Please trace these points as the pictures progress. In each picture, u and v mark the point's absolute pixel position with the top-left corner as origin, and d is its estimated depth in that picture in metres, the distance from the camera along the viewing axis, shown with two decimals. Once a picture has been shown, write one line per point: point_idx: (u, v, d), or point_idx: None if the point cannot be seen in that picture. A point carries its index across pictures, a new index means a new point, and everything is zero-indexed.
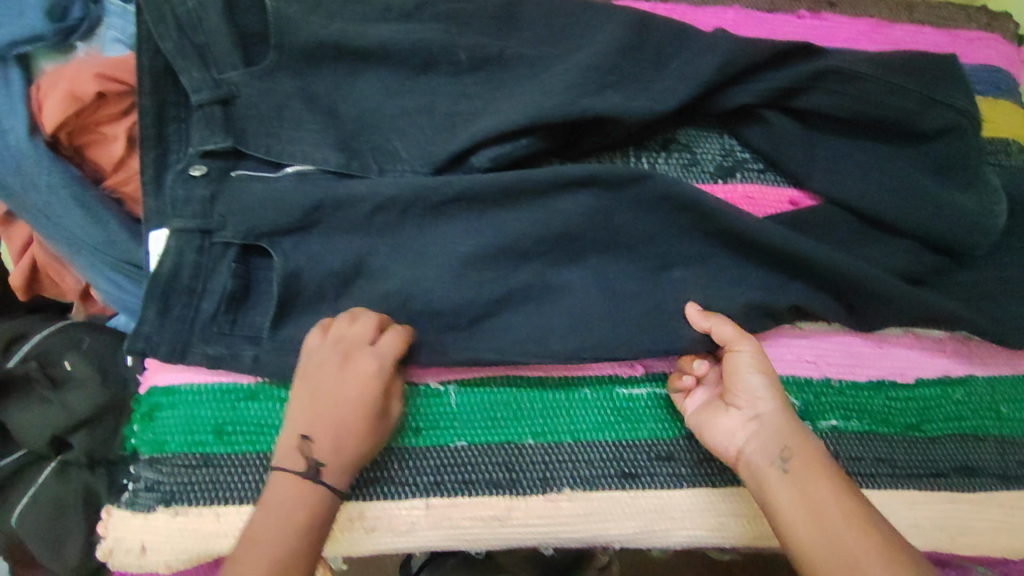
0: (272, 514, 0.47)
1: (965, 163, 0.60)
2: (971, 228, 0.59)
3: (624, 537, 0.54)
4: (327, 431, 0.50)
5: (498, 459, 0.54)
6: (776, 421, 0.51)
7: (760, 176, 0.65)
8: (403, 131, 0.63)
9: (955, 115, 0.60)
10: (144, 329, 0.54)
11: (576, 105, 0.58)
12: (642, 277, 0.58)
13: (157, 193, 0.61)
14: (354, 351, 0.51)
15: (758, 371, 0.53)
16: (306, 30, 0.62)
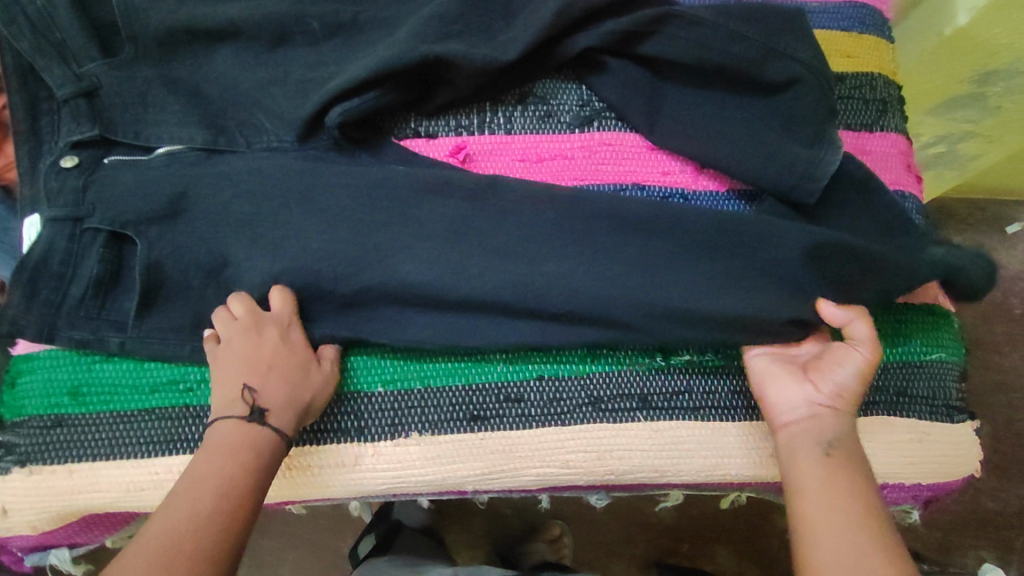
0: (220, 454, 0.49)
1: (810, 116, 0.61)
2: (809, 166, 0.60)
3: (473, 478, 0.56)
4: (268, 379, 0.53)
5: (347, 408, 0.56)
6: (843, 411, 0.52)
7: (616, 126, 0.66)
8: (263, 103, 0.64)
9: (797, 67, 0.61)
10: (9, 311, 0.56)
11: (415, 52, 0.59)
12: (491, 220, 0.57)
13: (32, 181, 0.62)
14: (259, 317, 0.55)
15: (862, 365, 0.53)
16: (155, 18, 0.64)
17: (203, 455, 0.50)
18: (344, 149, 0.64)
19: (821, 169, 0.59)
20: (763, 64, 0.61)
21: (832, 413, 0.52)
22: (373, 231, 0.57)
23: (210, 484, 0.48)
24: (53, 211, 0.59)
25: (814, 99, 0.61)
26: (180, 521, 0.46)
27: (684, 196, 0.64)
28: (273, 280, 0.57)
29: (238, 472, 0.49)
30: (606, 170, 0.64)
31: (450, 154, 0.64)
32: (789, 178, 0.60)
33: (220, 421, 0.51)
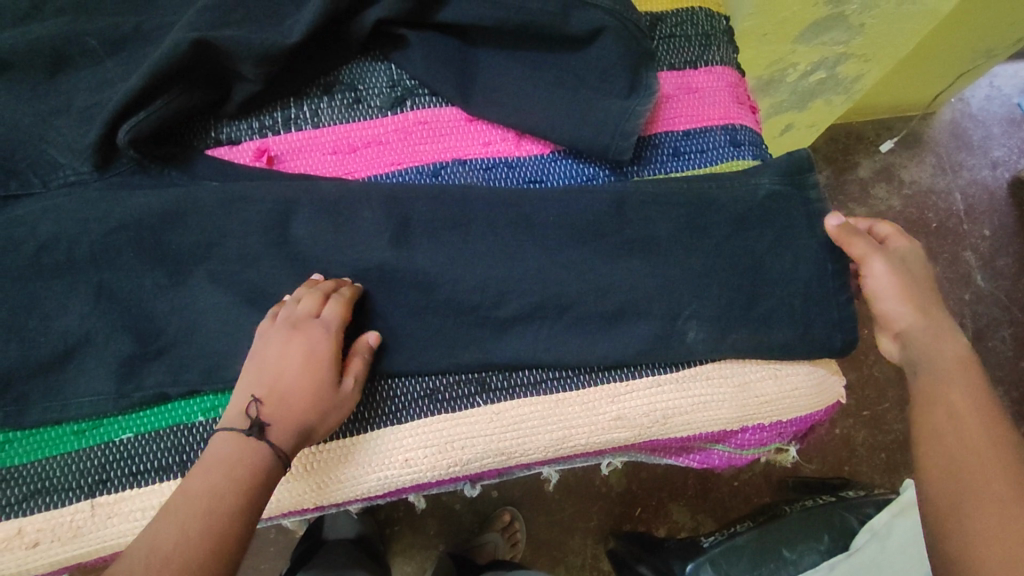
0: (215, 470, 0.44)
1: (619, 71, 0.60)
2: (619, 120, 0.59)
3: (313, 495, 0.52)
4: (275, 399, 0.48)
5: (169, 443, 0.51)
6: (926, 322, 0.52)
7: (430, 102, 0.63)
8: (51, 136, 0.56)
9: (601, 16, 0.58)
10: None
11: (186, 46, 0.54)
12: (313, 224, 0.55)
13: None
14: (303, 325, 0.49)
15: (903, 283, 0.53)
16: None
17: (198, 471, 0.44)
18: (151, 169, 0.58)
19: (629, 124, 0.59)
20: (564, 18, 0.58)
21: (917, 339, 0.52)
22: (199, 258, 0.54)
23: (212, 497, 0.43)
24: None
25: (621, 50, 0.59)
26: (165, 541, 0.40)
27: (511, 164, 0.62)
28: (82, 329, 0.53)
29: (243, 484, 0.44)
30: (425, 149, 0.62)
31: (254, 159, 0.60)
32: (602, 137, 0.60)
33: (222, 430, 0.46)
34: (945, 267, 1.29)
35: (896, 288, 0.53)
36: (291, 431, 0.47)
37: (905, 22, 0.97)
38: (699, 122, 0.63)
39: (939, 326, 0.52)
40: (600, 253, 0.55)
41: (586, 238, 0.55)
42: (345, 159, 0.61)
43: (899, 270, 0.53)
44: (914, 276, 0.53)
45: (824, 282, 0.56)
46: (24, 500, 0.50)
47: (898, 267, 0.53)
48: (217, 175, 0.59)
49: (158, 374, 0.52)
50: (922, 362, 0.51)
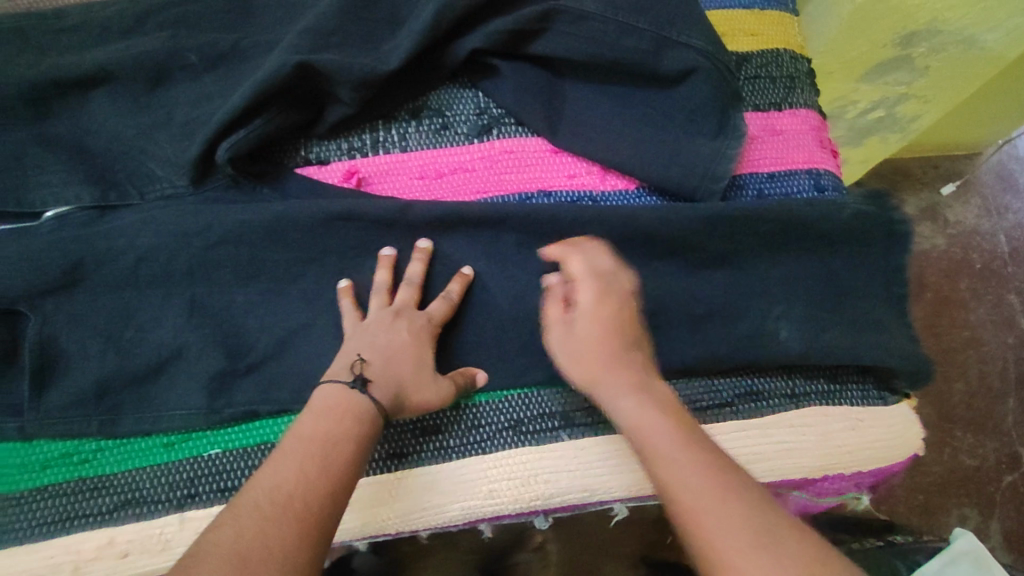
0: (327, 418, 0.46)
1: (710, 108, 0.60)
2: (710, 161, 0.60)
3: (397, 521, 0.52)
4: (382, 364, 0.50)
5: (256, 462, 0.52)
6: (574, 347, 0.52)
7: (516, 131, 0.63)
8: (152, 150, 0.57)
9: (694, 56, 0.59)
10: None
11: (290, 66, 0.55)
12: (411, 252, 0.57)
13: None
14: (405, 312, 0.54)
15: (592, 331, 0.52)
16: (15, 75, 0.56)
17: (310, 417, 0.46)
18: (244, 186, 0.58)
19: (720, 167, 0.60)
20: (657, 56, 0.59)
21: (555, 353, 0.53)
22: (292, 282, 0.56)
23: (325, 443, 0.44)
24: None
25: (712, 90, 0.60)
26: (285, 483, 0.42)
27: (595, 198, 0.61)
28: (176, 343, 0.54)
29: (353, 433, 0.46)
30: (510, 178, 0.62)
31: (343, 180, 0.60)
32: (691, 180, 0.60)
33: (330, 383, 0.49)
34: (989, 309, 1.26)
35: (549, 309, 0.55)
36: (390, 392, 0.49)
37: (972, 67, 0.96)
38: (784, 165, 0.64)
39: (621, 381, 0.50)
40: (674, 293, 0.58)
41: (664, 281, 0.58)
42: (432, 186, 0.61)
43: (587, 317, 0.52)
44: (585, 331, 0.52)
45: (891, 329, 0.58)
46: (114, 510, 0.50)
47: (574, 330, 0.52)
48: (307, 194, 0.59)
49: (247, 391, 0.54)
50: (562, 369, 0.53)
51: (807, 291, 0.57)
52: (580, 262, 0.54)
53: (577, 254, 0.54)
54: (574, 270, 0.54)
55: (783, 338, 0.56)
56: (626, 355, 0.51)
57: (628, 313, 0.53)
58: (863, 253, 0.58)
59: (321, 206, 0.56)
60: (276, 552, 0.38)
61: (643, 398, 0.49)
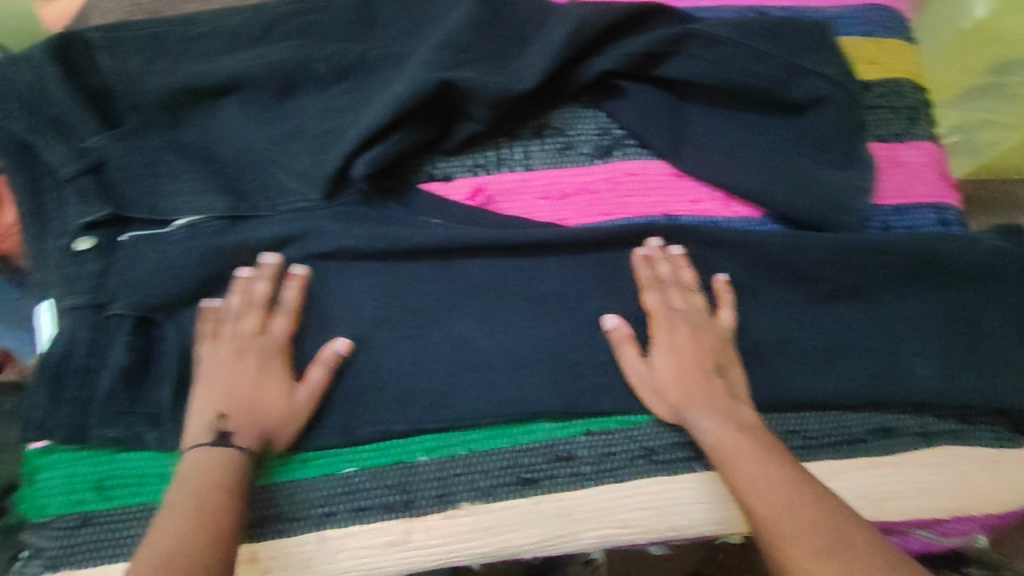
0: (192, 482, 0.45)
1: (836, 138, 0.60)
2: (841, 193, 0.59)
3: (533, 546, 0.52)
4: (202, 423, 0.49)
5: (392, 481, 0.52)
6: (682, 364, 0.53)
7: (639, 153, 0.62)
8: (283, 162, 0.56)
9: (826, 86, 0.59)
10: (36, 415, 0.51)
11: (431, 83, 0.53)
12: (540, 274, 0.57)
13: (41, 265, 0.57)
14: (249, 343, 0.52)
15: (665, 365, 0.54)
16: (152, 84, 0.55)
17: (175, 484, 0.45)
18: (374, 202, 0.57)
19: (853, 199, 0.58)
20: (788, 84, 0.59)
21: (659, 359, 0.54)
22: (420, 300, 0.56)
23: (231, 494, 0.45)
24: (76, 302, 0.53)
25: (841, 121, 0.59)
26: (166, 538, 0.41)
27: (721, 223, 0.60)
28: (308, 359, 0.54)
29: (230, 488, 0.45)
30: (634, 201, 0.61)
31: (469, 198, 0.59)
32: (822, 210, 0.58)
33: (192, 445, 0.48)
34: None
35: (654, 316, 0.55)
36: (258, 438, 0.49)
37: None
38: (909, 198, 0.63)
39: (709, 400, 0.51)
40: (805, 326, 0.57)
41: (794, 311, 0.57)
42: (559, 207, 0.60)
43: (662, 352, 0.54)
44: (667, 363, 0.54)
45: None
46: (254, 526, 0.50)
47: (652, 364, 0.54)
48: (433, 211, 0.58)
49: (380, 410, 0.53)
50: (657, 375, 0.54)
51: (938, 328, 0.57)
52: (727, 303, 0.56)
53: (654, 288, 0.56)
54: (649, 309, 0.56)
55: (916, 375, 0.56)
56: (709, 384, 0.52)
57: (708, 345, 0.54)
58: (994, 292, 0.58)
59: (455, 233, 0.56)
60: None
61: (727, 419, 0.50)
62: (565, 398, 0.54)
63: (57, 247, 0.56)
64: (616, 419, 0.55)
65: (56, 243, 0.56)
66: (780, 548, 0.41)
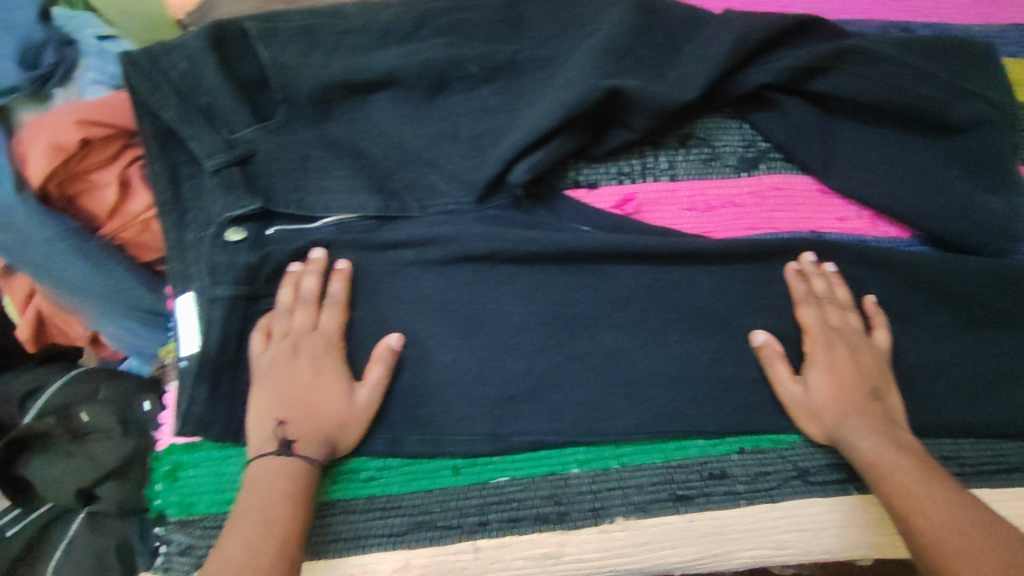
0: (260, 486, 0.45)
1: (998, 160, 0.56)
2: (1003, 220, 0.56)
3: (685, 563, 0.51)
4: (260, 432, 0.48)
5: (544, 493, 0.51)
6: (840, 382, 0.52)
7: (783, 167, 0.60)
8: (436, 163, 0.55)
9: (987, 107, 0.56)
10: (196, 411, 0.50)
11: (597, 89, 0.52)
12: (698, 287, 0.55)
13: (181, 256, 0.55)
14: (301, 339, 0.50)
15: (824, 385, 0.52)
16: (308, 75, 0.54)
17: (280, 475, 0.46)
18: (524, 206, 0.56)
19: (1017, 225, 0.56)
20: (946, 105, 0.55)
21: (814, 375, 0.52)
22: (569, 308, 0.54)
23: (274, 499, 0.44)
24: (222, 289, 0.51)
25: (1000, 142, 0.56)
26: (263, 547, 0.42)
27: (870, 242, 0.58)
28: (456, 372, 0.52)
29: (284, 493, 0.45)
30: (781, 217, 0.58)
31: (616, 206, 0.57)
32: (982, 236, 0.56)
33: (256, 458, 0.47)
34: None
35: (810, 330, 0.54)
36: (323, 444, 0.48)
37: None
38: None
39: (869, 422, 0.50)
40: (959, 352, 0.56)
41: (947, 336, 0.56)
42: (706, 220, 0.58)
43: (819, 372, 0.52)
44: (825, 383, 0.52)
45: None
46: (408, 532, 0.50)
47: (810, 384, 0.52)
48: (581, 217, 0.56)
49: (532, 418, 0.52)
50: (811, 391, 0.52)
51: None
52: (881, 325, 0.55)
53: (810, 304, 0.55)
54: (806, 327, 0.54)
55: None
56: (869, 406, 0.51)
57: (866, 366, 0.52)
58: None
59: (613, 241, 0.54)
60: None
61: (889, 441, 0.49)
62: (721, 415, 0.53)
63: (197, 240, 0.54)
64: (768, 438, 0.54)
65: (196, 235, 0.54)
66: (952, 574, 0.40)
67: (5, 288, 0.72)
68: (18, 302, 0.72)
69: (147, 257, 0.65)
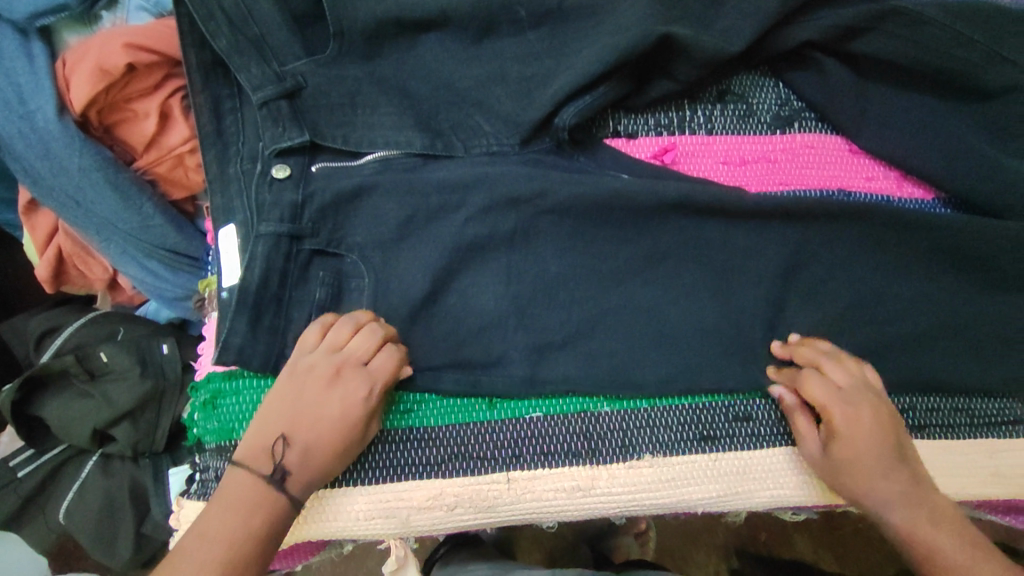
0: (225, 499, 0.44)
1: None
2: None
3: (708, 501, 0.53)
4: (259, 443, 0.46)
5: (576, 429, 0.53)
6: (863, 455, 0.50)
7: (817, 127, 0.63)
8: (482, 107, 0.56)
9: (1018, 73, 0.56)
10: (234, 341, 0.50)
11: (650, 34, 0.53)
12: (733, 242, 0.56)
13: (222, 188, 0.55)
14: (350, 368, 0.48)
15: (846, 453, 0.50)
16: (362, 9, 0.54)
17: (244, 486, 0.45)
18: (566, 152, 0.57)
19: None
20: (982, 69, 0.56)
21: (841, 448, 0.50)
22: (605, 258, 0.55)
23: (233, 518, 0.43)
24: (267, 227, 0.51)
25: None
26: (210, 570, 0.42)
27: (894, 202, 0.61)
28: (497, 309, 0.53)
29: (246, 512, 0.44)
30: (810, 174, 0.61)
31: (654, 155, 0.59)
32: (1010, 198, 0.57)
33: (242, 467, 0.45)
34: None
35: (828, 397, 0.51)
36: (314, 484, 0.47)
37: None
38: None
39: (893, 487, 0.49)
40: (979, 315, 0.58)
41: (969, 297, 0.58)
42: (740, 174, 0.60)
43: (843, 440, 0.50)
44: (847, 455, 0.50)
45: None
46: (444, 462, 0.52)
47: (833, 451, 0.51)
48: (621, 166, 0.57)
49: (567, 363, 0.53)
50: (834, 463, 0.51)
51: None
52: (872, 376, 0.53)
53: (824, 369, 0.52)
54: (816, 394, 0.51)
55: None
56: (896, 469, 0.50)
57: (882, 428, 0.50)
58: None
59: (656, 191, 0.54)
60: None
61: (915, 503, 0.49)
62: (748, 362, 0.55)
63: (241, 173, 0.55)
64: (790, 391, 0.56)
65: (240, 168, 0.55)
66: None
67: (28, 226, 0.68)
68: (40, 239, 0.68)
69: (174, 193, 0.65)
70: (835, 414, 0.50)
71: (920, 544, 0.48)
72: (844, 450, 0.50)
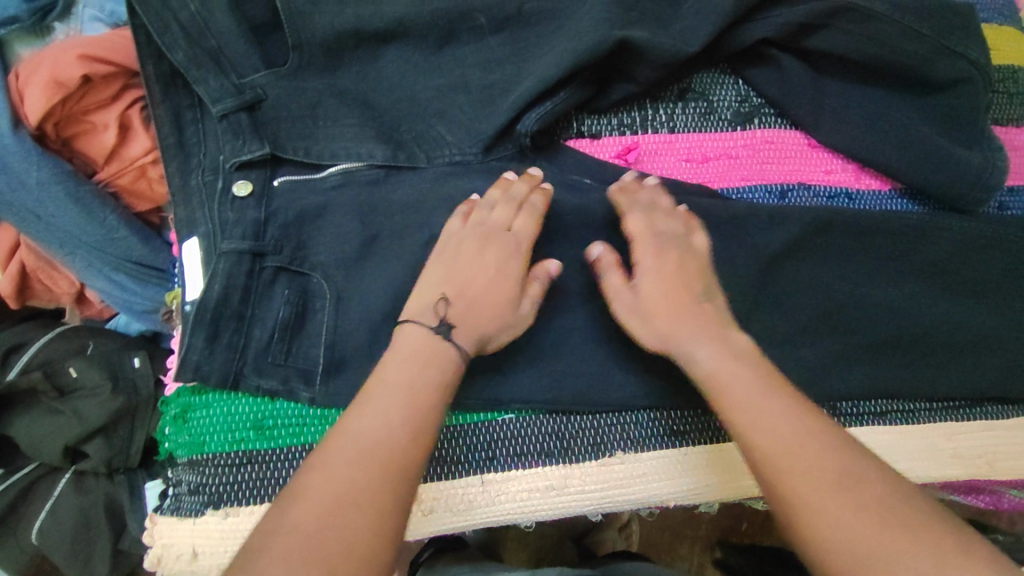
0: (398, 361, 0.43)
1: (970, 118, 0.60)
2: (981, 173, 0.59)
3: (679, 495, 0.54)
4: (423, 303, 0.47)
5: (548, 429, 0.53)
6: (665, 294, 0.48)
7: (776, 122, 0.64)
8: (444, 115, 0.56)
9: (966, 65, 0.58)
10: (192, 357, 0.50)
11: (607, 38, 0.53)
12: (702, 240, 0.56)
13: (185, 201, 0.54)
14: (495, 235, 0.50)
15: (655, 292, 0.48)
16: (321, 21, 0.54)
17: (396, 361, 0.43)
18: (527, 158, 0.57)
19: (992, 177, 0.59)
20: (932, 62, 0.58)
21: (647, 278, 0.49)
22: (572, 261, 0.55)
23: (404, 390, 0.42)
24: (229, 245, 0.51)
25: (976, 100, 0.59)
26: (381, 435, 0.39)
27: (850, 196, 0.63)
28: None
29: (423, 382, 0.42)
30: (770, 169, 0.63)
31: (618, 155, 0.60)
32: (960, 187, 0.59)
33: (409, 324, 0.45)
34: None
35: (639, 240, 0.51)
36: (479, 341, 0.46)
37: None
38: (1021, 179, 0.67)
39: (703, 333, 0.46)
40: (937, 306, 0.59)
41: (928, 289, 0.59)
42: (701, 171, 0.61)
43: (650, 278, 0.49)
44: (654, 293, 0.48)
45: None
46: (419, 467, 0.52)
47: (641, 287, 0.49)
48: (585, 169, 0.58)
49: (538, 369, 0.53)
50: (641, 309, 0.48)
51: None
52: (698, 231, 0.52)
53: (638, 213, 0.52)
54: (632, 227, 0.51)
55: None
56: (718, 330, 0.47)
57: (689, 268, 0.50)
58: None
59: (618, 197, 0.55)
60: (363, 509, 0.36)
61: (722, 351, 0.45)
62: None
63: (202, 185, 0.54)
64: None
65: (202, 180, 0.54)
66: (815, 528, 0.37)
67: None
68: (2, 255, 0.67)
69: (139, 206, 0.64)
70: (647, 255, 0.50)
71: (744, 413, 0.42)
72: (657, 274, 0.49)
